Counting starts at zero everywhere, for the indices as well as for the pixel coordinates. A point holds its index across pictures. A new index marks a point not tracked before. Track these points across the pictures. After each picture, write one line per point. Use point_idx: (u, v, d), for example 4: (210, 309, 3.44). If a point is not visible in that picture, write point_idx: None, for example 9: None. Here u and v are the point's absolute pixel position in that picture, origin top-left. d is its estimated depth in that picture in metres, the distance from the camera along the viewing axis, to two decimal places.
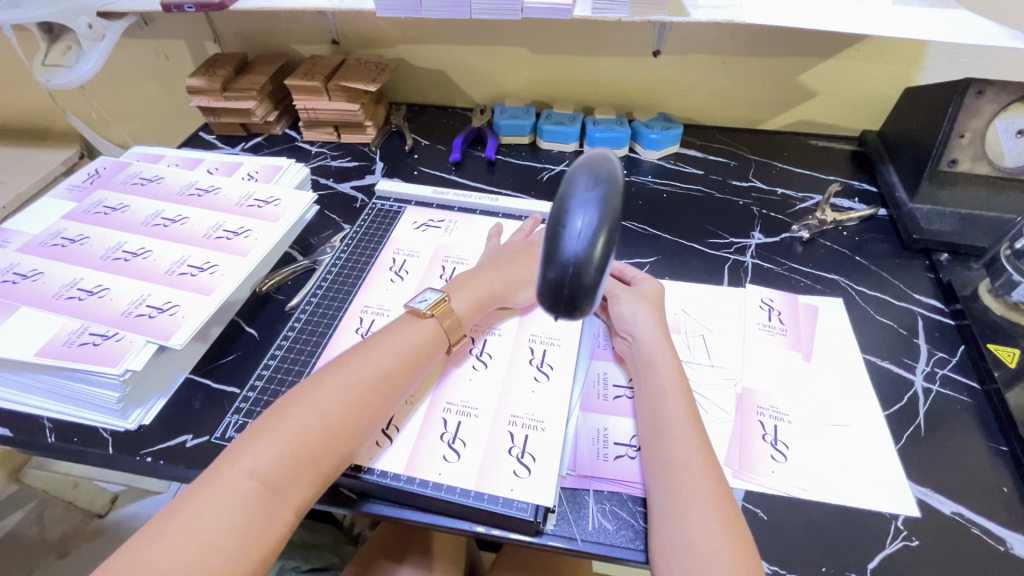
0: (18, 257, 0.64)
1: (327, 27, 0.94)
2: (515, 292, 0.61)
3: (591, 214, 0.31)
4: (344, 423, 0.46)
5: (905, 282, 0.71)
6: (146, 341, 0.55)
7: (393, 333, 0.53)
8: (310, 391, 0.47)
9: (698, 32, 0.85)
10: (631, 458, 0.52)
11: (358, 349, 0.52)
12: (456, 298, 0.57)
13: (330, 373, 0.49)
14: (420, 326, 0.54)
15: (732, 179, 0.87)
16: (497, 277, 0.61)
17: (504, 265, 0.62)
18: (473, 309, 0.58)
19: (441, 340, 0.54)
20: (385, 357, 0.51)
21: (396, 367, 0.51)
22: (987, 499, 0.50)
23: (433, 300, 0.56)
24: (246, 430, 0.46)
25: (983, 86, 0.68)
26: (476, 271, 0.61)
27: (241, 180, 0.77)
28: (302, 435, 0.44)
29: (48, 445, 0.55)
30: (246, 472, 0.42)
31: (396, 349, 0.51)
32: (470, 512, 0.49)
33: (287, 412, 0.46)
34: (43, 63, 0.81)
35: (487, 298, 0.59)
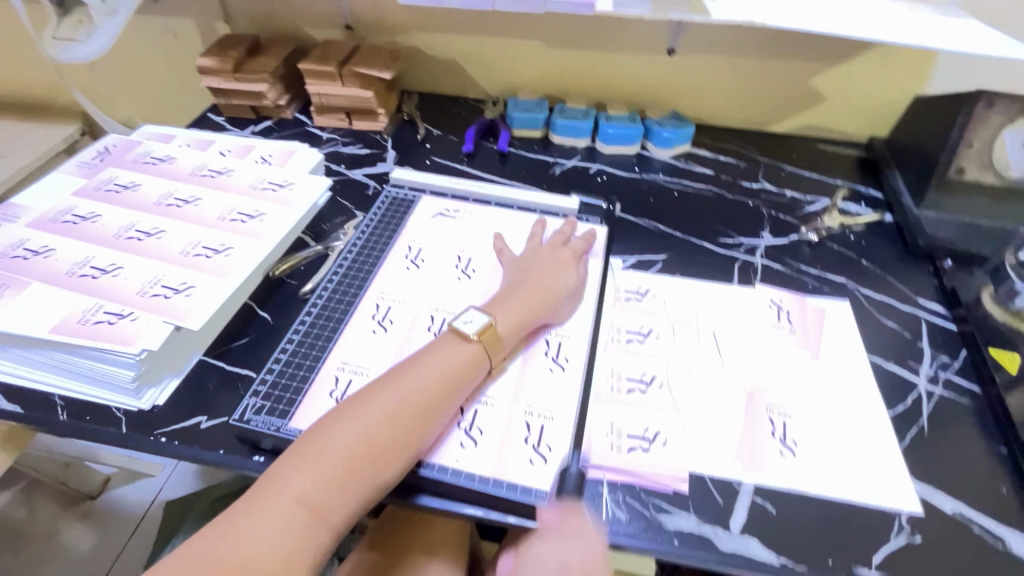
0: (28, 234, 0.63)
1: (341, 11, 0.93)
2: (550, 308, 0.60)
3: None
4: (388, 448, 0.46)
5: (910, 287, 0.72)
6: (163, 321, 0.55)
7: (437, 355, 0.52)
8: (353, 411, 0.47)
9: (714, 32, 0.86)
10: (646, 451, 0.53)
11: (402, 369, 0.51)
12: (498, 320, 0.56)
13: (374, 392, 0.48)
14: (464, 349, 0.53)
15: (742, 181, 0.88)
16: (536, 294, 0.60)
17: (535, 278, 0.62)
18: (514, 330, 0.57)
19: (483, 365, 0.54)
20: (428, 379, 0.50)
21: (438, 390, 0.50)
22: (986, 499, 0.52)
23: (479, 325, 0.55)
24: (291, 447, 0.46)
25: (993, 97, 0.70)
26: (512, 289, 0.60)
27: (254, 163, 0.76)
28: (348, 461, 0.44)
29: (60, 422, 0.54)
30: (293, 497, 0.42)
31: (439, 371, 0.51)
32: (486, 499, 0.49)
33: (333, 432, 0.45)
34: (54, 36, 0.80)
35: (527, 318, 0.58)
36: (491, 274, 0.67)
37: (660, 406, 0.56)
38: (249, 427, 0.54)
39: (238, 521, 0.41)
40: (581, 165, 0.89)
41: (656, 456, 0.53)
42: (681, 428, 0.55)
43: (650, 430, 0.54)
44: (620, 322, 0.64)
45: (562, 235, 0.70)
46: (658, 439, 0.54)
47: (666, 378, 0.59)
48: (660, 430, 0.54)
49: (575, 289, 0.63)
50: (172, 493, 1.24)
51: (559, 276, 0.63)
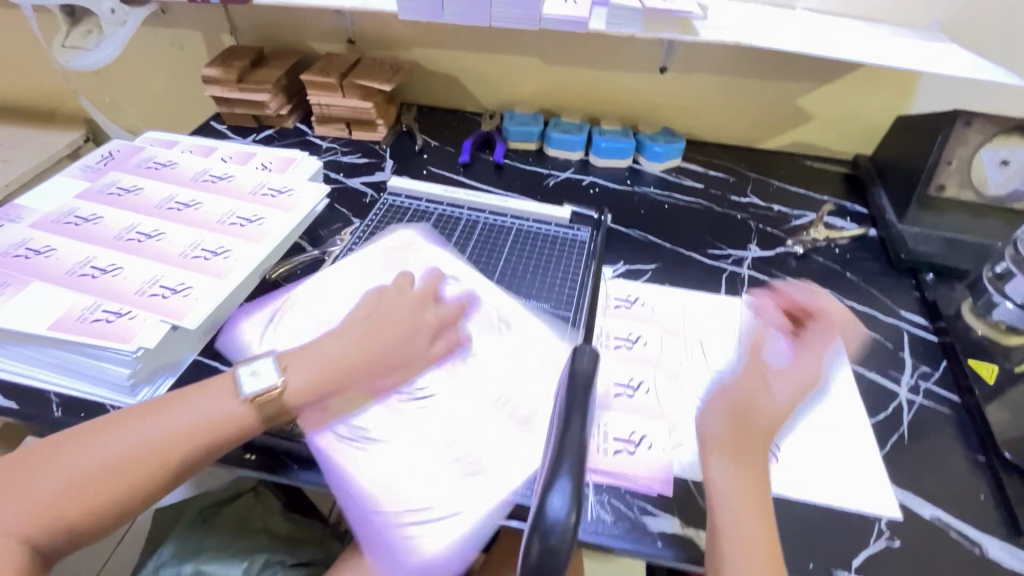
0: (31, 234, 0.65)
1: (344, 26, 0.96)
2: (431, 337, 0.59)
3: (593, 372, 0.43)
4: (105, 485, 0.44)
5: (894, 299, 0.74)
6: (160, 320, 0.56)
7: (195, 399, 0.50)
8: (97, 444, 0.46)
9: (704, 51, 0.89)
10: (631, 454, 0.54)
11: (165, 408, 0.49)
12: (297, 369, 0.53)
13: (133, 429, 0.47)
14: (229, 402, 0.50)
15: (731, 195, 0.90)
16: (401, 324, 0.58)
17: (397, 316, 0.59)
18: (321, 381, 0.53)
19: (256, 417, 0.50)
20: (176, 425, 0.48)
21: (186, 437, 0.48)
22: (965, 505, 0.53)
23: (262, 376, 0.51)
24: (5, 464, 0.45)
25: (971, 117, 0.72)
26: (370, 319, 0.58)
27: (254, 170, 0.78)
28: (67, 498, 0.43)
29: (54, 418, 0.55)
30: (0, 533, 0.41)
31: (184, 421, 0.48)
32: (473, 498, 0.50)
33: (61, 463, 0.45)
34: (63, 44, 0.83)
35: (359, 364, 0.55)
36: (479, 280, 0.68)
37: (648, 411, 0.58)
38: None
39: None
40: (575, 178, 0.91)
41: (642, 459, 0.54)
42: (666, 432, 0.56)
43: (635, 433, 0.56)
44: (609, 326, 0.66)
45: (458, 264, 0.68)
46: (643, 442, 0.55)
47: (652, 383, 0.60)
48: (645, 434, 0.56)
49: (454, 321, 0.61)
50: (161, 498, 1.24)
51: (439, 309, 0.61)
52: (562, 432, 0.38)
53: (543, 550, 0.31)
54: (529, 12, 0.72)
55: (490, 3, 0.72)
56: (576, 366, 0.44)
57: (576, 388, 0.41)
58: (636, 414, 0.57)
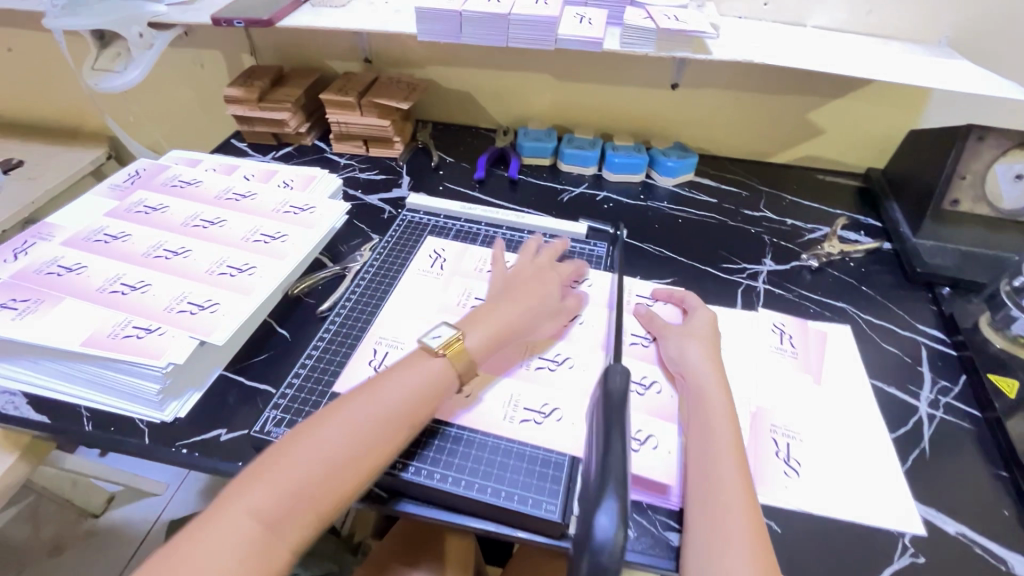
0: (63, 251, 0.66)
1: (361, 46, 0.98)
2: (536, 325, 0.61)
3: (625, 392, 0.49)
4: (348, 467, 0.46)
5: (910, 313, 0.74)
6: (188, 336, 0.57)
7: (400, 374, 0.52)
8: (315, 428, 0.47)
9: (715, 68, 0.90)
10: (635, 451, 0.55)
11: (362, 390, 0.51)
12: (470, 336, 0.56)
13: (347, 409, 0.48)
14: (430, 366, 0.53)
15: (744, 209, 0.91)
16: (516, 310, 0.60)
17: (521, 296, 0.62)
18: (488, 346, 0.56)
19: (452, 380, 0.54)
20: (391, 400, 0.50)
21: (407, 411, 0.50)
22: (988, 521, 0.53)
23: (447, 338, 0.54)
24: (245, 467, 0.45)
25: (984, 131, 0.72)
26: (490, 304, 0.60)
27: (277, 187, 0.80)
28: (300, 475, 0.44)
29: (86, 433, 0.56)
30: (245, 509, 0.42)
31: (404, 394, 0.51)
32: (495, 514, 0.50)
33: (288, 452, 0.45)
34: (93, 67, 0.86)
35: (502, 333, 0.58)
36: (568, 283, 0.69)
37: (659, 413, 0.58)
38: (270, 439, 0.55)
39: (214, 520, 0.42)
40: (589, 193, 0.93)
41: (646, 458, 0.54)
42: (674, 434, 0.56)
43: (642, 433, 0.56)
44: (628, 325, 0.68)
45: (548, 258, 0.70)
46: (649, 442, 0.56)
47: (666, 386, 0.61)
48: (652, 434, 0.56)
49: (562, 313, 0.64)
50: (176, 510, 1.25)
51: (545, 291, 0.63)
52: (603, 451, 0.43)
53: (592, 566, 0.37)
54: (545, 32, 0.73)
55: (507, 24, 0.73)
56: (609, 386, 0.49)
57: (614, 409, 0.47)
58: (649, 416, 0.58)
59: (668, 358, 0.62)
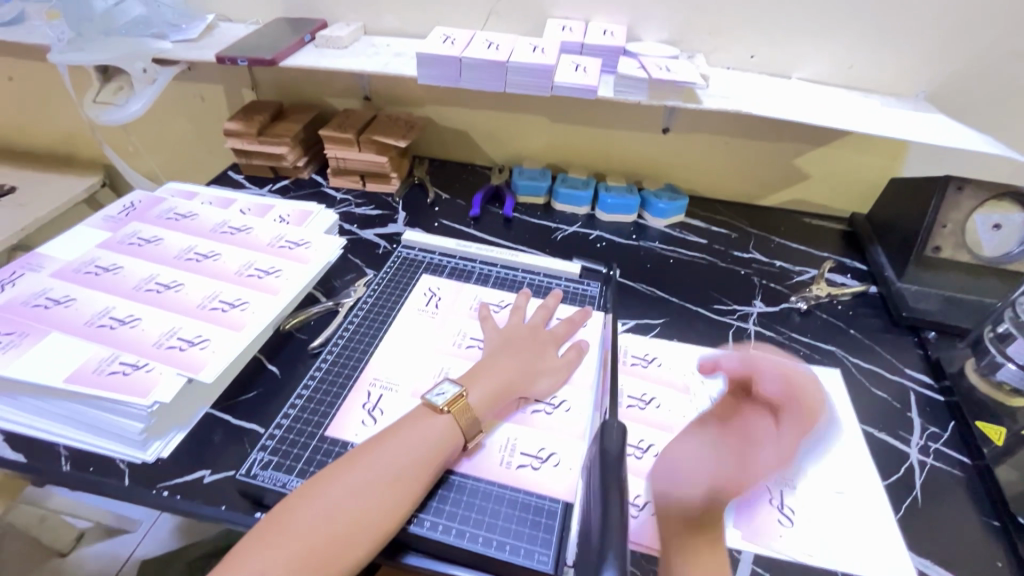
0: (51, 283, 0.66)
1: (361, 85, 1.01)
2: (533, 382, 0.61)
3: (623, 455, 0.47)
4: (356, 527, 0.45)
5: (898, 357, 0.75)
6: (176, 373, 0.56)
7: (406, 431, 0.52)
8: (323, 487, 0.47)
9: (706, 116, 0.93)
10: (634, 517, 0.53)
11: (369, 447, 0.50)
12: (472, 392, 0.56)
13: (355, 467, 0.48)
14: (435, 422, 0.53)
15: (734, 250, 0.92)
16: (515, 368, 0.60)
17: (518, 355, 0.62)
18: (490, 403, 0.57)
19: (458, 438, 0.53)
20: (398, 457, 0.49)
21: (414, 469, 0.49)
22: (983, 572, 0.53)
23: (450, 396, 0.55)
24: (254, 529, 0.45)
25: (962, 182, 0.76)
26: (489, 361, 0.60)
27: (272, 222, 0.80)
28: (313, 538, 0.43)
29: (62, 473, 0.55)
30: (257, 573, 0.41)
31: (411, 450, 0.50)
32: (487, 563, 0.49)
33: (297, 512, 0.45)
34: (94, 100, 0.87)
35: (503, 390, 0.58)
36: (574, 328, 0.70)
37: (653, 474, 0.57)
38: (255, 483, 0.54)
39: None
40: (582, 232, 0.94)
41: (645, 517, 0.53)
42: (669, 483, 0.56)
43: (641, 497, 0.55)
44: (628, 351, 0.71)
45: (545, 310, 0.71)
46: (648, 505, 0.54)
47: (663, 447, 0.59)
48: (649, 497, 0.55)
49: (560, 369, 0.63)
50: (149, 549, 1.20)
51: (540, 354, 0.63)
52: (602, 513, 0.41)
53: None
54: (542, 79, 0.76)
55: (506, 70, 0.76)
56: (604, 447, 0.47)
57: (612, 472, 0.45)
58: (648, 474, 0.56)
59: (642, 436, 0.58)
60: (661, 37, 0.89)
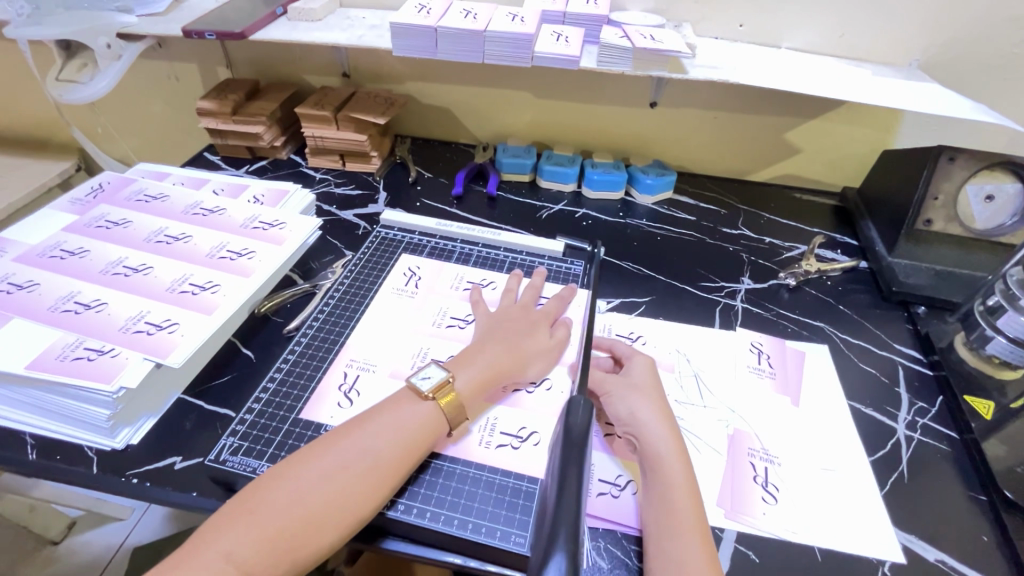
0: (14, 268, 0.63)
1: (338, 61, 0.97)
2: (526, 368, 0.58)
3: (587, 429, 0.45)
4: (327, 512, 0.44)
5: (887, 332, 0.74)
6: (143, 358, 0.55)
7: (386, 416, 0.50)
8: (294, 469, 0.45)
9: (694, 88, 0.90)
10: (616, 497, 0.52)
11: (348, 431, 0.49)
12: (459, 377, 0.54)
13: (330, 450, 0.47)
14: (418, 408, 0.51)
15: (722, 227, 0.91)
16: (506, 353, 0.58)
17: (507, 337, 0.60)
18: (478, 391, 0.54)
19: (441, 423, 0.51)
20: (376, 442, 0.48)
21: (393, 454, 0.48)
22: (968, 547, 0.52)
23: (436, 381, 0.53)
24: (219, 510, 0.44)
25: (955, 152, 0.73)
26: (478, 346, 0.58)
27: (246, 203, 0.78)
28: (281, 521, 0.42)
29: (28, 462, 0.53)
30: (222, 554, 0.40)
31: (389, 436, 0.48)
32: (463, 546, 0.48)
33: (266, 494, 0.44)
34: (57, 77, 0.84)
35: (492, 375, 0.56)
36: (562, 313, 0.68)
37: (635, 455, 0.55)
38: (225, 468, 0.53)
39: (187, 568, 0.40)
40: (568, 210, 0.92)
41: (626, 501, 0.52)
42: None
43: (621, 477, 0.54)
44: (613, 324, 0.70)
45: (534, 289, 0.69)
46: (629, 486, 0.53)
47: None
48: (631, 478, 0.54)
49: (549, 352, 0.61)
50: (141, 537, 1.19)
51: (531, 338, 0.61)
52: (558, 491, 0.40)
53: None
54: (522, 50, 0.73)
55: (484, 41, 0.73)
56: (570, 422, 0.45)
57: (574, 448, 0.43)
58: (625, 458, 0.56)
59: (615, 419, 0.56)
60: (647, 6, 0.86)
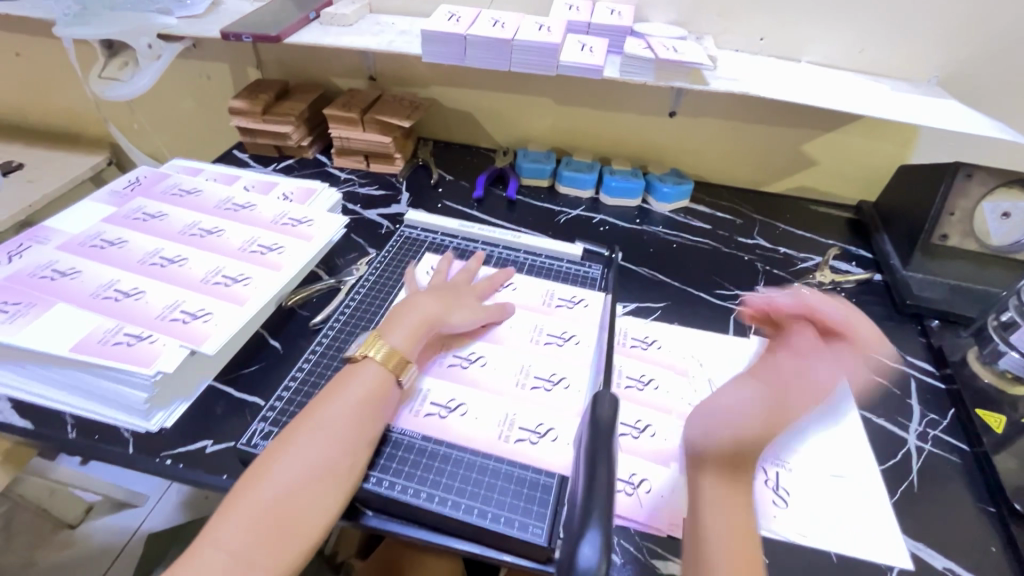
0: (58, 255, 0.66)
1: (366, 64, 1.00)
2: (444, 321, 0.63)
3: (614, 421, 0.46)
4: (315, 493, 0.46)
5: (900, 345, 0.75)
6: (180, 345, 0.57)
7: (343, 387, 0.53)
8: (274, 458, 0.47)
9: (713, 99, 0.92)
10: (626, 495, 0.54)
11: (309, 411, 0.51)
12: (391, 337, 0.58)
13: (300, 435, 0.49)
14: (366, 371, 0.54)
15: (738, 236, 0.92)
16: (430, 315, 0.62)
17: (430, 301, 0.64)
18: (410, 343, 0.58)
19: (394, 383, 0.55)
20: (340, 417, 0.51)
21: (355, 426, 0.51)
22: (977, 557, 0.53)
23: (365, 342, 0.57)
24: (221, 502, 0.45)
25: (972, 169, 0.74)
26: (398, 309, 0.62)
27: (276, 199, 0.80)
28: (271, 507, 0.44)
29: (68, 440, 0.56)
30: (221, 545, 0.42)
31: (350, 406, 0.51)
32: (479, 535, 0.50)
33: (257, 484, 0.45)
34: (100, 75, 0.87)
35: (425, 332, 0.60)
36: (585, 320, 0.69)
37: (651, 451, 0.57)
38: (255, 452, 0.54)
39: (195, 556, 0.42)
40: (585, 215, 0.94)
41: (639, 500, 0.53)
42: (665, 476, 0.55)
43: (635, 476, 0.55)
44: (628, 326, 0.72)
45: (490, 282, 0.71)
46: (643, 485, 0.54)
47: (659, 426, 0.60)
48: (645, 478, 0.55)
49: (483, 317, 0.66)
50: (155, 523, 1.22)
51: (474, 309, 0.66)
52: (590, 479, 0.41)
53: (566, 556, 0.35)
54: (547, 58, 0.75)
55: (511, 49, 0.75)
56: (598, 415, 0.47)
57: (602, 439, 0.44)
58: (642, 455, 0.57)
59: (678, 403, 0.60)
60: (669, 19, 0.88)
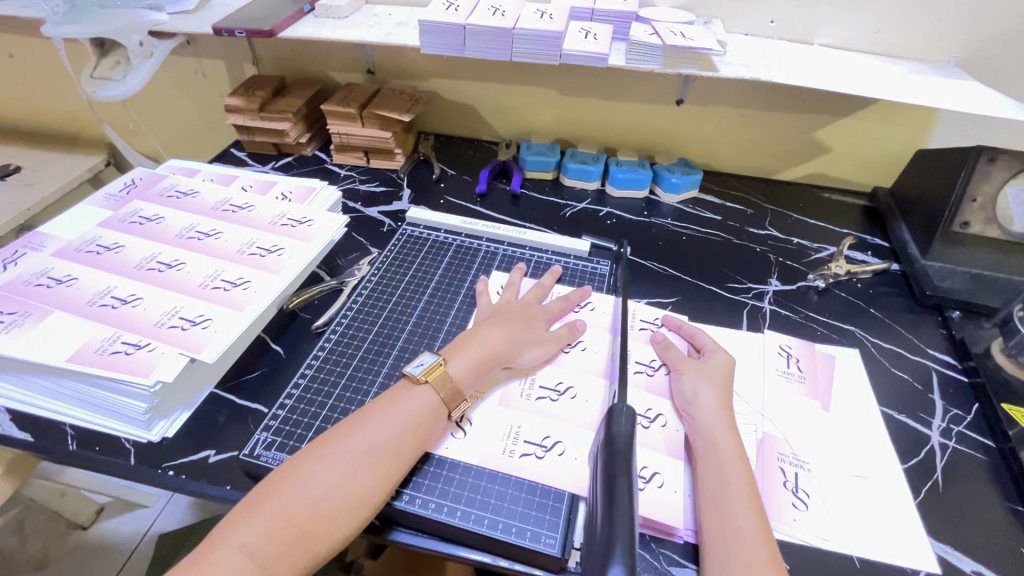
0: (53, 262, 0.65)
1: (363, 57, 0.97)
2: (518, 353, 0.60)
3: (631, 438, 0.47)
4: (334, 504, 0.44)
5: (920, 337, 0.72)
6: (179, 353, 0.56)
7: (385, 406, 0.51)
8: (302, 464, 0.46)
9: (722, 85, 0.89)
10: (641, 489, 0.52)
11: (346, 424, 0.49)
12: (452, 363, 0.55)
13: (331, 445, 0.47)
14: (414, 395, 0.52)
15: (749, 227, 0.89)
16: (501, 336, 0.59)
17: (506, 321, 0.61)
18: (472, 373, 0.55)
19: (440, 407, 0.52)
20: (374, 434, 0.48)
21: (391, 445, 0.48)
22: (1006, 559, 0.51)
23: (428, 365, 0.54)
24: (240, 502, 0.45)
25: (995, 153, 0.71)
26: (471, 331, 0.59)
27: (275, 199, 0.78)
28: (293, 515, 0.43)
29: (69, 452, 0.55)
30: (237, 547, 0.41)
31: (387, 427, 0.49)
32: (488, 545, 0.48)
33: (281, 490, 0.44)
34: (91, 75, 0.85)
35: (487, 359, 0.57)
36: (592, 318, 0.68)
37: (666, 444, 0.56)
38: (259, 463, 0.53)
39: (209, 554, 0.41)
40: (591, 208, 0.91)
41: (654, 496, 0.51)
42: (680, 473, 0.53)
43: (647, 470, 0.53)
44: (637, 310, 0.71)
45: (541, 287, 0.69)
46: (655, 479, 0.53)
47: (671, 416, 0.58)
48: (658, 471, 0.53)
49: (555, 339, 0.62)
50: (165, 524, 1.22)
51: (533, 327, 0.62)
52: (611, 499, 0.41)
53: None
54: (550, 47, 0.72)
55: (512, 38, 0.73)
56: (613, 430, 0.47)
57: (620, 457, 0.45)
58: (656, 451, 0.55)
59: (680, 396, 0.58)
60: (675, 3, 0.84)
